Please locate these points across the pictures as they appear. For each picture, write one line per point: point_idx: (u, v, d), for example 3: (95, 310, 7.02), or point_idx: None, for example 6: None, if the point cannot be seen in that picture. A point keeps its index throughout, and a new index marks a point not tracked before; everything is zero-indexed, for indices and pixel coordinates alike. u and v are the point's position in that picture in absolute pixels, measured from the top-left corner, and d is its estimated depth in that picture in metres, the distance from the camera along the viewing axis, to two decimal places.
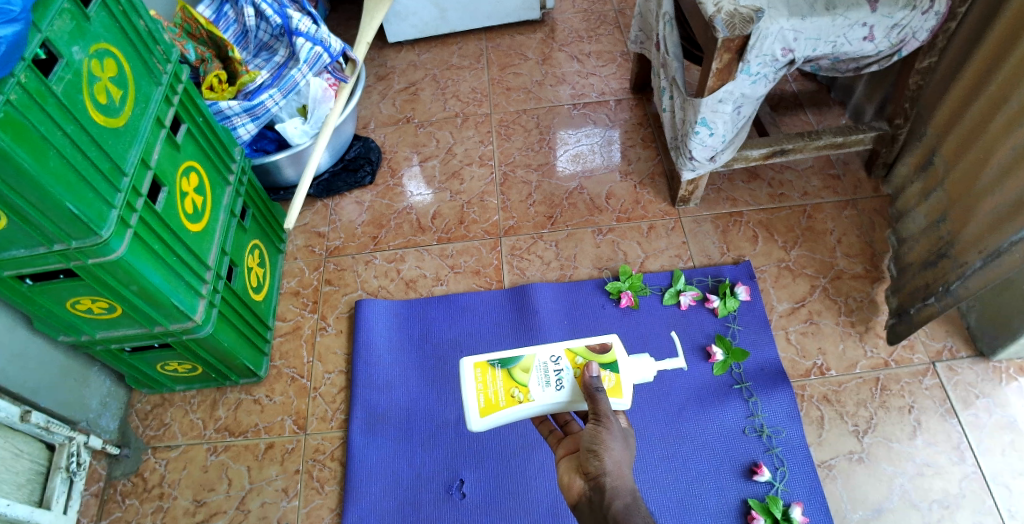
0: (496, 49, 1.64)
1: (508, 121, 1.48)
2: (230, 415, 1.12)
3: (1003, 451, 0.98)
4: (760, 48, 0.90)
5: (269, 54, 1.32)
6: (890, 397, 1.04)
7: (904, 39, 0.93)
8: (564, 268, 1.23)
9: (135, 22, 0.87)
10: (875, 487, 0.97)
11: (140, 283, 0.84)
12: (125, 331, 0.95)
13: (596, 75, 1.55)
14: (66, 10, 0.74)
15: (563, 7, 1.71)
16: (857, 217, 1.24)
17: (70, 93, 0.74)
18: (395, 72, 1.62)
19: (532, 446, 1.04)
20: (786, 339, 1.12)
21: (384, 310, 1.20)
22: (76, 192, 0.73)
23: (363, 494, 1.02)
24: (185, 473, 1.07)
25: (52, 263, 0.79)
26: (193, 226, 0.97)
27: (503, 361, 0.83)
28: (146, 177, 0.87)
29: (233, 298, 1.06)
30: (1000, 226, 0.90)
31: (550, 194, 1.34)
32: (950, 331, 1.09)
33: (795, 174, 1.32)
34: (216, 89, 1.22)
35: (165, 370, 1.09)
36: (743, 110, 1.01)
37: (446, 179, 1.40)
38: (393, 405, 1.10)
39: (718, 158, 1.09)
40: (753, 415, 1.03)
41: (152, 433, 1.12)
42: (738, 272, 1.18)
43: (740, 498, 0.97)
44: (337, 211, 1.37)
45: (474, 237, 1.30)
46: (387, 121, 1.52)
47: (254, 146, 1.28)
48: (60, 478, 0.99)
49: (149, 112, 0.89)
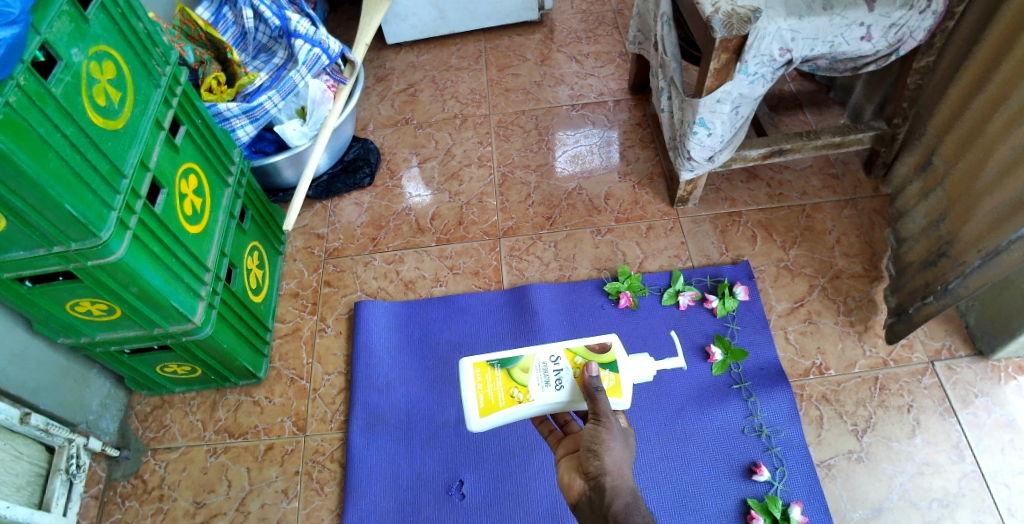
0: (495, 50, 1.64)
1: (507, 122, 1.48)
2: (230, 417, 1.12)
3: (1002, 450, 0.98)
4: (758, 48, 0.90)
5: (268, 56, 1.32)
6: (889, 397, 1.04)
7: (901, 39, 0.93)
8: (564, 269, 1.23)
9: (135, 24, 0.87)
10: (875, 487, 0.97)
11: (140, 284, 0.85)
12: (125, 332, 0.95)
13: (595, 75, 1.55)
14: (66, 12, 0.75)
15: (562, 8, 1.71)
16: (857, 216, 1.24)
17: (70, 95, 0.74)
18: (394, 73, 1.62)
19: (531, 446, 1.04)
20: (785, 339, 1.12)
21: (384, 311, 1.20)
22: (76, 193, 0.73)
23: (363, 495, 1.02)
24: (184, 475, 1.08)
25: (52, 265, 0.79)
26: (193, 227, 0.97)
27: (502, 361, 0.83)
28: (146, 178, 0.87)
29: (233, 299, 1.06)
30: (1000, 225, 0.90)
31: (549, 194, 1.34)
32: (949, 330, 1.10)
33: (794, 174, 1.32)
34: (215, 91, 1.22)
35: (165, 372, 1.09)
36: (741, 110, 1.01)
37: (445, 180, 1.40)
38: (393, 406, 1.10)
39: (717, 158, 1.09)
40: (752, 415, 1.03)
41: (151, 434, 1.12)
42: (737, 272, 1.18)
43: (740, 498, 0.97)
44: (337, 212, 1.37)
45: (473, 238, 1.30)
46: (386, 123, 1.52)
47: (253, 148, 1.28)
48: (60, 480, 0.99)
49: (148, 114, 0.89)
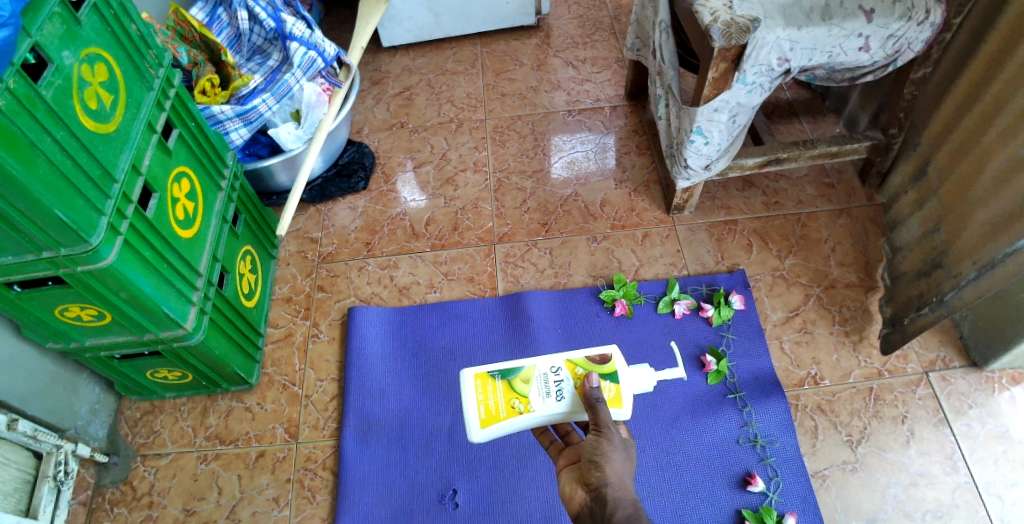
0: (491, 54, 1.63)
1: (503, 127, 1.48)
2: (221, 423, 1.11)
3: (996, 461, 0.98)
4: (756, 57, 0.90)
5: (263, 58, 1.31)
6: (884, 407, 1.04)
7: (899, 50, 0.93)
8: (559, 276, 1.23)
9: (127, 25, 0.86)
10: (869, 497, 0.97)
11: (130, 290, 0.83)
12: (115, 338, 0.93)
13: (592, 81, 1.54)
14: (57, 14, 0.73)
15: (558, 13, 1.71)
16: (852, 225, 1.24)
17: (60, 99, 0.73)
18: (389, 77, 1.62)
19: (526, 456, 1.03)
20: (780, 348, 1.11)
21: (378, 317, 1.19)
22: (65, 198, 0.72)
23: (356, 505, 1.01)
24: (174, 481, 1.06)
25: (40, 270, 0.78)
26: (184, 232, 0.95)
27: (503, 372, 0.82)
28: (137, 183, 0.86)
29: (225, 304, 1.05)
30: (995, 236, 0.90)
31: (544, 200, 1.34)
32: (943, 340, 1.10)
33: (790, 182, 1.32)
34: (209, 93, 1.20)
35: (155, 378, 1.08)
36: (738, 119, 1.00)
37: (440, 185, 1.39)
38: (387, 413, 1.09)
39: (713, 167, 1.09)
40: (747, 425, 1.03)
41: (141, 441, 1.11)
42: (732, 280, 1.18)
43: (734, 509, 0.96)
44: (331, 216, 1.36)
45: (468, 244, 1.29)
46: (381, 126, 1.51)
47: (247, 151, 1.27)
48: (48, 487, 0.98)
49: (140, 118, 0.88)
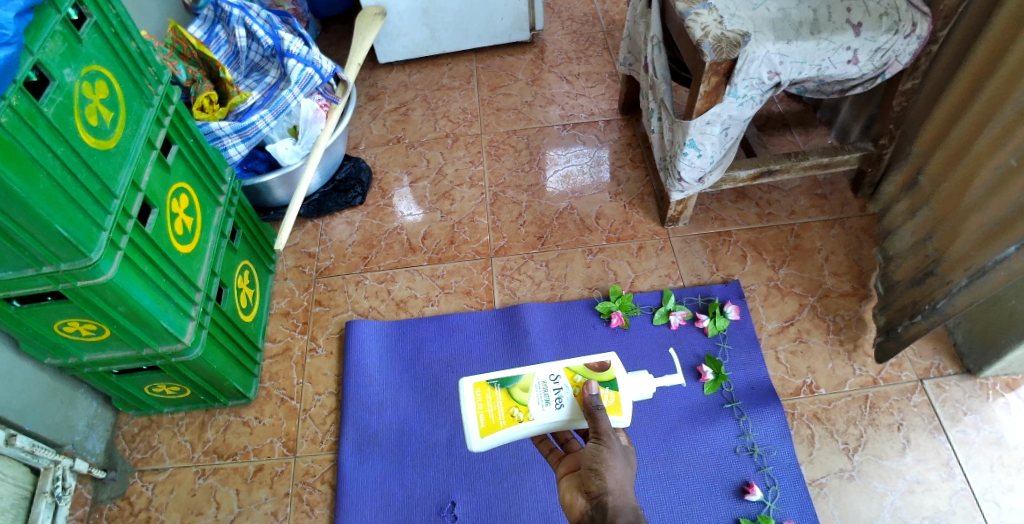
0: (486, 70, 1.66)
1: (498, 142, 1.49)
2: (219, 438, 1.11)
3: (992, 467, 0.98)
4: (747, 71, 0.92)
5: (260, 74, 1.33)
6: (879, 415, 1.05)
7: (886, 62, 0.95)
8: (555, 288, 1.24)
9: (127, 43, 0.87)
10: (867, 505, 0.97)
11: (129, 304, 0.84)
12: (113, 353, 0.93)
13: (585, 96, 1.56)
14: (59, 32, 0.74)
15: (551, 29, 1.74)
16: (845, 235, 1.26)
17: (62, 115, 0.74)
18: (386, 93, 1.64)
19: (524, 467, 1.03)
20: (775, 358, 1.12)
21: (376, 331, 1.20)
22: (66, 214, 0.73)
23: (355, 517, 1.01)
24: (172, 496, 1.06)
25: (40, 285, 0.78)
26: (182, 247, 0.96)
27: (502, 381, 0.83)
28: (136, 199, 0.86)
29: (223, 318, 1.05)
30: (988, 244, 0.91)
31: (540, 214, 1.35)
32: (937, 348, 1.11)
33: (783, 193, 1.34)
34: (207, 109, 1.21)
35: (154, 392, 1.08)
36: (731, 132, 1.02)
37: (436, 199, 1.40)
38: (385, 425, 1.09)
39: (706, 179, 1.11)
40: (743, 434, 1.03)
41: (139, 455, 1.10)
42: (728, 291, 1.19)
43: (732, 517, 0.97)
44: (327, 231, 1.37)
45: (464, 257, 1.30)
46: (378, 142, 1.53)
47: (245, 166, 1.28)
48: (45, 502, 0.98)
49: (139, 134, 0.89)
